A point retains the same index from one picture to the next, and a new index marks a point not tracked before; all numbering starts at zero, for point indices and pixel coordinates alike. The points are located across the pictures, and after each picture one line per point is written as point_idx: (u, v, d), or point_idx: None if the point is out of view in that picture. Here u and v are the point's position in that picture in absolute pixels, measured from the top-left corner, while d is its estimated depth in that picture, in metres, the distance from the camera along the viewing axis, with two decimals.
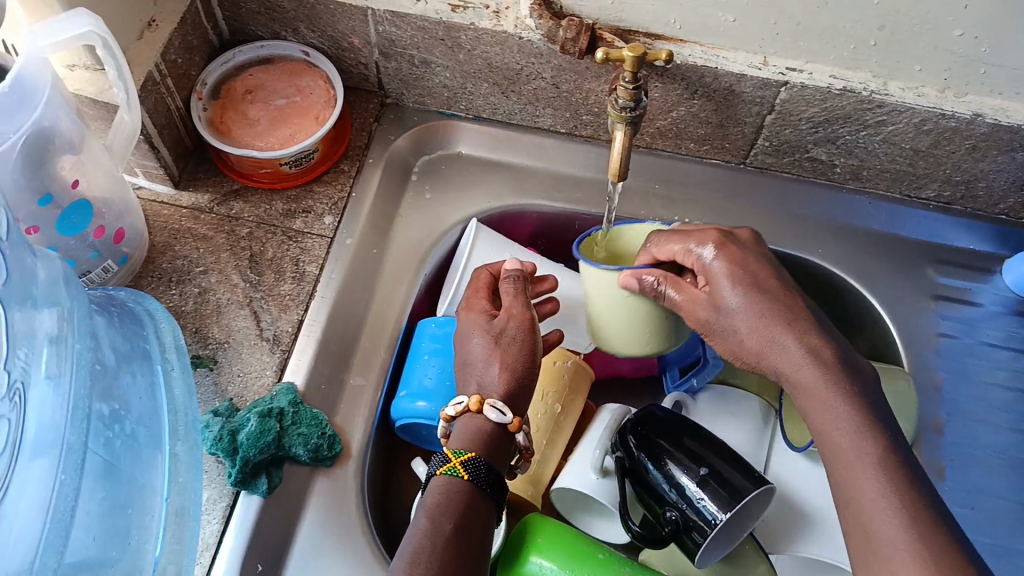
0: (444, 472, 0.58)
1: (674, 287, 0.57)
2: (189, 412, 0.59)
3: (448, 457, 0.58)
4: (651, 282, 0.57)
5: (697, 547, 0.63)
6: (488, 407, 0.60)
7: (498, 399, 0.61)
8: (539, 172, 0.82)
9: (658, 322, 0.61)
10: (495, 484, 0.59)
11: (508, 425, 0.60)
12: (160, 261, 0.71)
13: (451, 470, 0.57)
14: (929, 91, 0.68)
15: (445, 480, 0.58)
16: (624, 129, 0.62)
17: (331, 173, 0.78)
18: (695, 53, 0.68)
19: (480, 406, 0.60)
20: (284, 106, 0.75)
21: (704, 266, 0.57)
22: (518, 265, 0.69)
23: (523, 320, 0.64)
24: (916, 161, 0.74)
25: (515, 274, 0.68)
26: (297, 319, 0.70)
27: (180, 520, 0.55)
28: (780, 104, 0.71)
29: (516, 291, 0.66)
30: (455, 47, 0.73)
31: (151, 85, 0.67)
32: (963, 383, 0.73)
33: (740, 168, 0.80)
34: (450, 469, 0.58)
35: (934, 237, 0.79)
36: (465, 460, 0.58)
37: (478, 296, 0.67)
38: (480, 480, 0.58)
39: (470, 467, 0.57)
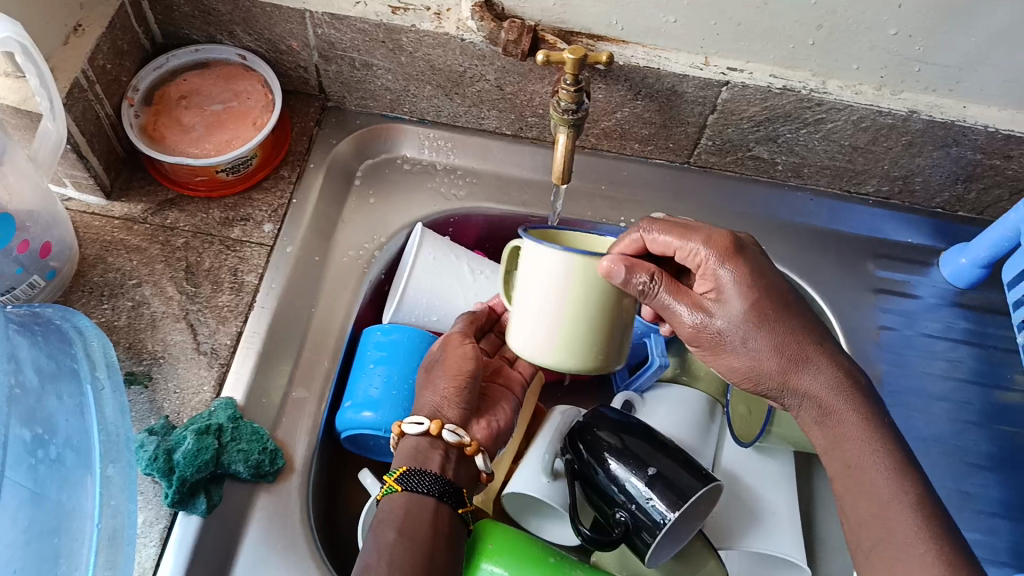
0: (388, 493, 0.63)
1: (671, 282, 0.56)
2: (121, 430, 0.57)
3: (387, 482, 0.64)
4: (640, 283, 0.54)
5: (647, 547, 0.63)
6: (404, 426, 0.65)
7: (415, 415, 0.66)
8: (486, 175, 0.81)
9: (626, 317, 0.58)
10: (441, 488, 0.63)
11: (430, 431, 0.64)
12: (90, 274, 0.69)
13: (389, 488, 0.63)
14: (866, 89, 0.69)
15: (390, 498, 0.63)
16: (567, 132, 0.62)
17: (270, 179, 0.76)
18: (637, 54, 0.68)
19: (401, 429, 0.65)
20: (220, 110, 0.73)
21: (712, 273, 0.57)
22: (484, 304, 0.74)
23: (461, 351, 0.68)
24: (854, 157, 0.75)
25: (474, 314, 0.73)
26: (235, 331, 0.68)
27: (113, 544, 0.53)
28: (723, 103, 0.71)
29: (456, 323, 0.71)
30: (396, 49, 0.72)
31: (77, 93, 0.65)
32: (904, 375, 0.75)
33: (684, 167, 0.81)
34: (387, 488, 0.63)
35: (874, 232, 0.80)
36: (397, 475, 0.63)
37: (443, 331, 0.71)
38: (417, 486, 0.62)
39: (400, 478, 0.63)
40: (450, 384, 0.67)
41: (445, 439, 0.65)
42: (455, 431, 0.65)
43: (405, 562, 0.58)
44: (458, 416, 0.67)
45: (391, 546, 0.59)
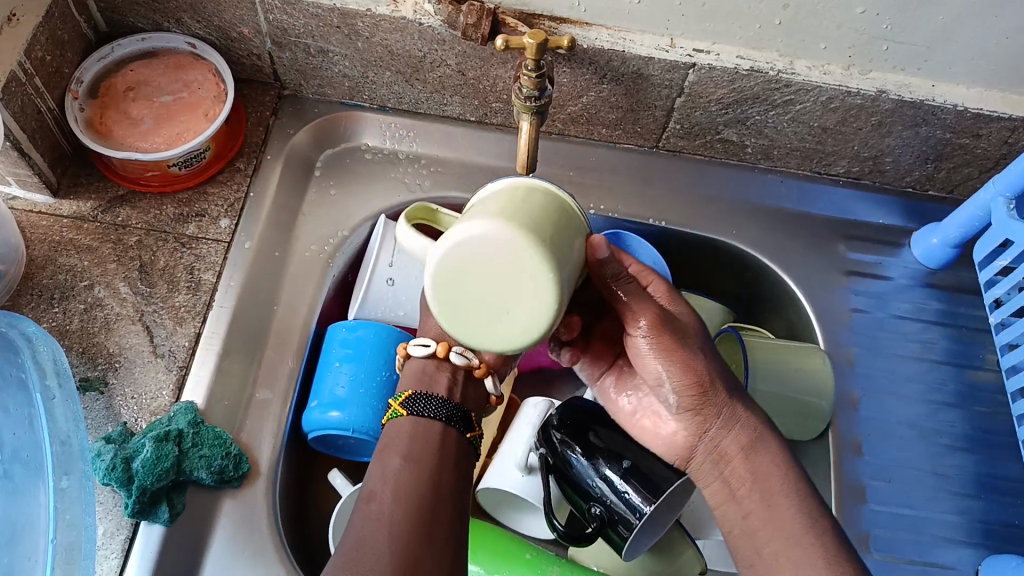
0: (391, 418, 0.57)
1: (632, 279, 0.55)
2: (75, 439, 0.54)
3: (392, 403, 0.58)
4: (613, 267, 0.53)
5: (623, 540, 0.63)
6: (409, 346, 0.59)
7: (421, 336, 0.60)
8: (451, 163, 0.79)
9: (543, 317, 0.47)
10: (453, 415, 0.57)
11: (437, 354, 0.58)
12: (39, 276, 0.66)
13: (393, 414, 0.57)
14: (835, 69, 0.68)
15: (394, 425, 0.57)
16: (529, 119, 0.60)
17: (226, 173, 0.73)
18: (601, 36, 0.66)
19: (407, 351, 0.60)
20: (170, 102, 0.70)
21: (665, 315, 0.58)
22: None
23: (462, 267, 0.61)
24: (824, 139, 0.74)
25: None
26: (194, 332, 0.66)
27: (70, 557, 0.50)
28: (689, 86, 0.69)
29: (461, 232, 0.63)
30: (352, 35, 0.69)
31: (15, 86, 0.61)
32: (877, 357, 0.74)
33: (653, 151, 0.79)
34: (392, 414, 0.57)
35: (844, 213, 0.80)
36: (402, 400, 0.57)
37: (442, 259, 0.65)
38: (423, 410, 0.56)
39: (405, 403, 0.57)
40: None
41: (452, 361, 0.58)
42: (464, 353, 0.58)
43: (411, 494, 0.52)
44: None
45: (396, 472, 0.53)
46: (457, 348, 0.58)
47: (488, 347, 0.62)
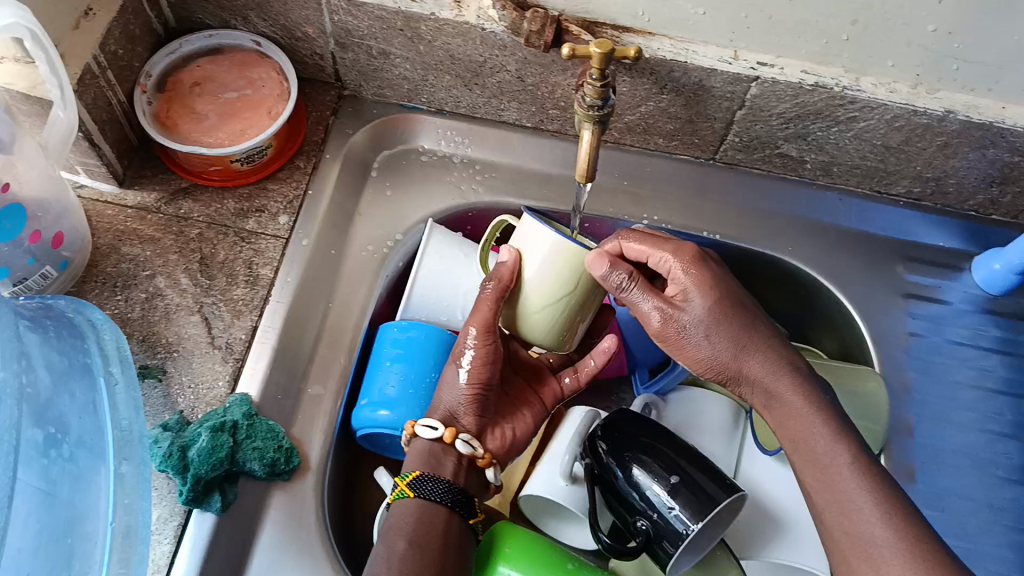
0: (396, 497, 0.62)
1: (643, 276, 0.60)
2: (134, 427, 0.55)
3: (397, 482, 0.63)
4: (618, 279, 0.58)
5: (669, 556, 0.62)
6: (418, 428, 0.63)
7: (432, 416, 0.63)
8: (504, 168, 0.79)
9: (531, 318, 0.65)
10: (456, 500, 0.63)
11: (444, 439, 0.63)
12: (103, 265, 0.67)
13: (399, 494, 0.62)
14: (901, 87, 0.66)
15: (398, 504, 0.62)
16: (591, 128, 0.60)
17: (286, 170, 0.74)
18: (664, 47, 0.66)
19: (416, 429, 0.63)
20: (235, 99, 0.72)
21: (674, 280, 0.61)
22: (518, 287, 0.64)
23: (483, 353, 0.64)
24: (886, 157, 0.73)
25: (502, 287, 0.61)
26: (250, 326, 0.67)
27: (128, 541, 0.51)
28: (751, 99, 0.69)
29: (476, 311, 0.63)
30: (414, 38, 0.70)
31: (89, 79, 0.63)
32: (932, 382, 0.73)
33: (709, 164, 0.79)
34: (399, 494, 0.62)
35: (903, 234, 0.78)
36: (411, 482, 0.62)
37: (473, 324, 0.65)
38: (430, 493, 0.62)
39: (414, 486, 0.62)
40: (468, 390, 0.65)
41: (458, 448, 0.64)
42: (469, 443, 0.64)
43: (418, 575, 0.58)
44: (474, 421, 0.65)
45: (402, 555, 0.58)
46: (463, 438, 0.63)
47: (493, 438, 0.67)
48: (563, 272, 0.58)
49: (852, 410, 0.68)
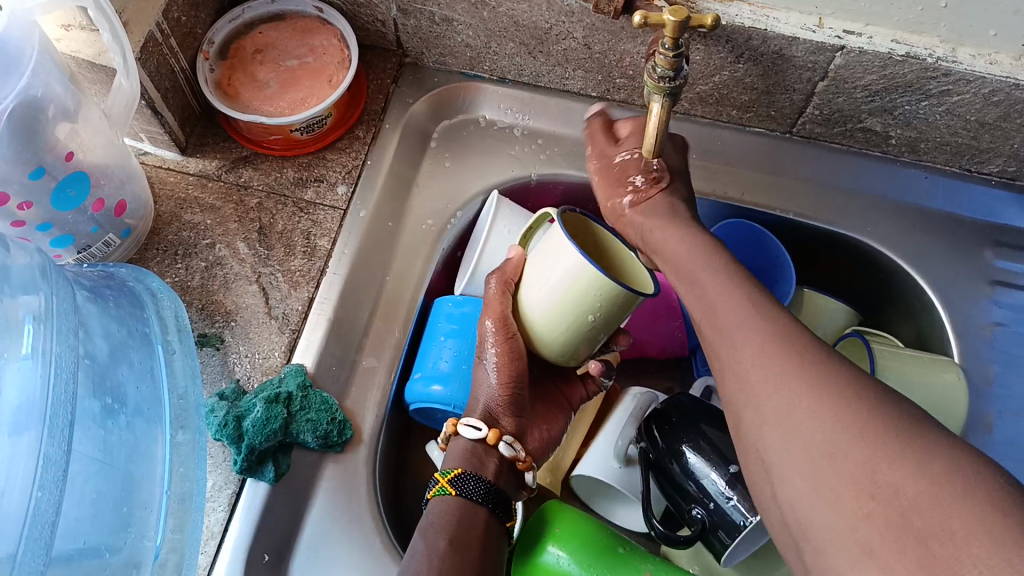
0: (435, 493, 0.57)
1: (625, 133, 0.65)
2: (191, 395, 0.56)
3: (436, 478, 0.58)
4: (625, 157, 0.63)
5: (724, 547, 0.60)
6: (461, 425, 0.60)
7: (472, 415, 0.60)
8: (567, 139, 0.77)
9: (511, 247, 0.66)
10: (497, 500, 0.57)
11: (487, 440, 0.59)
12: (165, 232, 0.68)
13: (440, 490, 0.57)
14: (1003, 59, 0.61)
15: (437, 501, 0.57)
16: (661, 101, 0.56)
17: (345, 139, 0.73)
18: (742, 13, 0.61)
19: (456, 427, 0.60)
20: (295, 66, 0.71)
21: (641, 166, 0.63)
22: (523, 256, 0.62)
23: (508, 349, 0.60)
24: (981, 134, 0.68)
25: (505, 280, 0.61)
26: (307, 297, 0.66)
27: (183, 507, 0.53)
28: (834, 70, 0.64)
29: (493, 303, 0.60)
30: (478, 4, 0.67)
31: (152, 47, 0.63)
32: (1017, 377, 0.68)
33: (785, 137, 0.74)
34: (439, 490, 0.57)
35: (993, 216, 0.73)
36: (452, 478, 0.57)
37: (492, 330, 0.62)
38: (471, 492, 0.56)
39: (457, 484, 0.56)
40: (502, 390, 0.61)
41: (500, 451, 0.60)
42: (512, 444, 0.60)
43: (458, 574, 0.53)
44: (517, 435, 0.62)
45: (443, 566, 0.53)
46: (505, 440, 0.60)
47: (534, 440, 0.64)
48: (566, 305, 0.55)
49: (927, 405, 0.64)
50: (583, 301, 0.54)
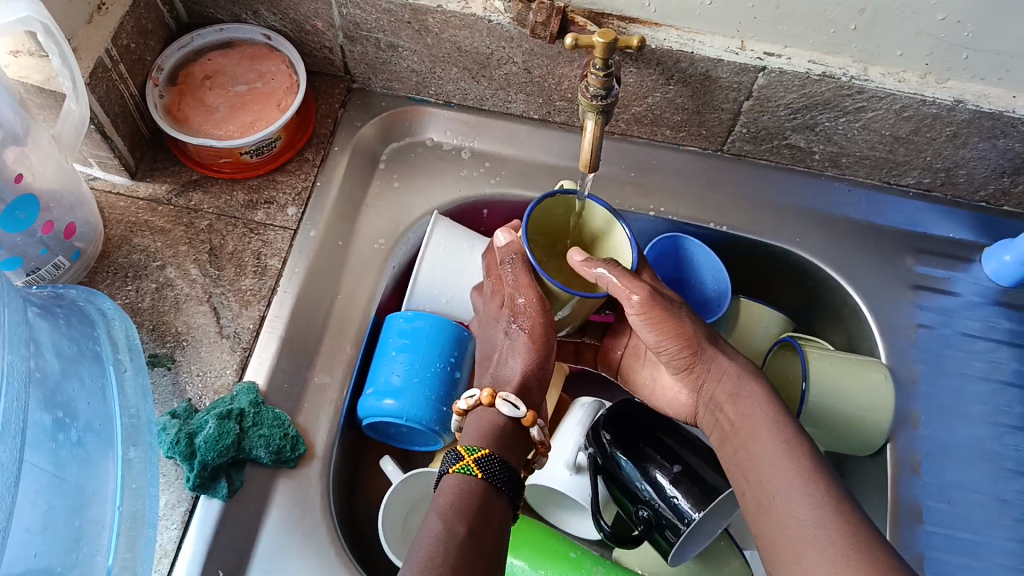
0: (457, 470, 0.54)
1: (648, 312, 0.58)
2: (142, 414, 0.57)
3: (460, 454, 0.54)
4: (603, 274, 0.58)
5: (670, 545, 0.62)
6: (499, 400, 0.58)
7: (511, 393, 0.58)
8: (512, 160, 0.80)
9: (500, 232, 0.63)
10: (512, 483, 0.54)
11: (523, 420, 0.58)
12: (115, 255, 0.68)
13: (464, 468, 0.53)
14: (910, 77, 0.66)
15: (457, 479, 0.53)
16: (595, 118, 0.60)
17: (295, 162, 0.75)
18: (670, 37, 0.65)
19: (492, 400, 0.58)
20: (245, 92, 0.73)
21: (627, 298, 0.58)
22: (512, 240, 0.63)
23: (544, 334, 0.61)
24: (896, 148, 0.72)
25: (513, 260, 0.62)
26: (259, 315, 0.68)
27: (134, 526, 0.53)
28: (758, 90, 0.68)
29: (514, 274, 0.61)
30: (422, 31, 0.70)
31: (101, 73, 0.64)
32: (940, 374, 0.72)
33: (717, 155, 0.78)
34: (463, 466, 0.53)
35: (913, 225, 0.78)
36: (477, 457, 0.53)
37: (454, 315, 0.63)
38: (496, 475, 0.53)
39: (483, 465, 0.53)
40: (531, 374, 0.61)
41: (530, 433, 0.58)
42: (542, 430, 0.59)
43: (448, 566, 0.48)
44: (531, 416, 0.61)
45: None
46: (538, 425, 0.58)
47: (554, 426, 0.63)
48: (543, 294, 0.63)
49: (856, 404, 0.68)
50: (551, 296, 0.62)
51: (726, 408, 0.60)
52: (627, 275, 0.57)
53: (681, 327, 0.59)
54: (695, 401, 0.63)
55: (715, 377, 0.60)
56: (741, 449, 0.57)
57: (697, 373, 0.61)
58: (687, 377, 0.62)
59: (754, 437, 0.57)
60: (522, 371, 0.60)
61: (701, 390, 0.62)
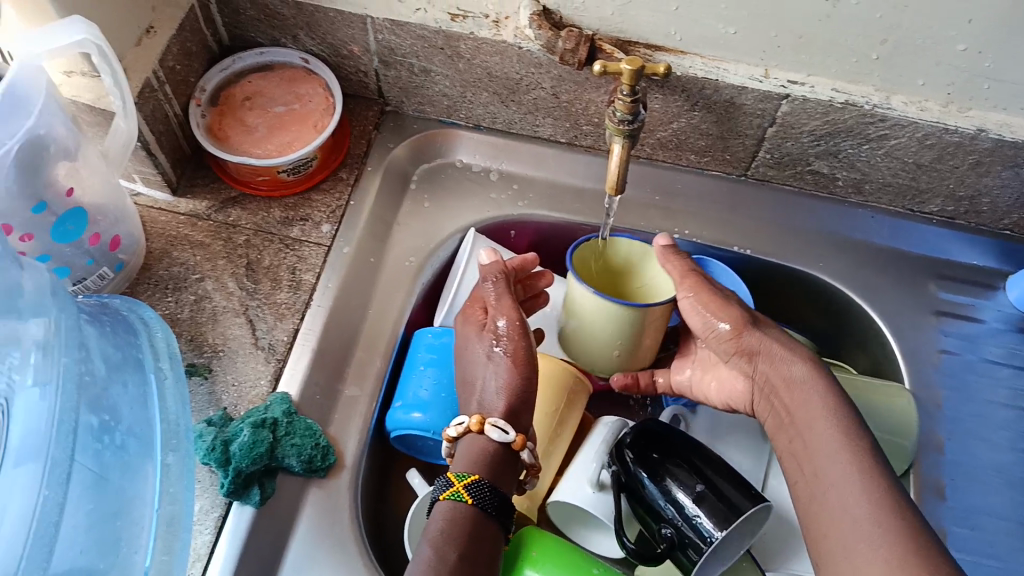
0: (448, 497, 0.56)
1: (701, 297, 0.64)
2: (181, 421, 0.59)
3: (450, 481, 0.57)
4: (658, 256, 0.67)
5: (693, 564, 0.63)
6: (488, 427, 0.59)
7: (499, 418, 0.60)
8: (539, 182, 0.82)
9: (483, 252, 0.70)
10: (500, 507, 0.57)
11: (513, 445, 0.59)
12: (156, 268, 0.71)
13: (455, 495, 0.56)
14: (932, 106, 0.67)
15: (449, 505, 0.56)
16: (621, 142, 0.62)
17: (330, 181, 0.78)
18: (695, 65, 0.67)
19: (481, 426, 0.59)
20: (283, 113, 0.75)
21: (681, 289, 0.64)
22: (496, 261, 0.69)
23: (517, 347, 0.63)
24: (918, 175, 0.74)
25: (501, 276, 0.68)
26: (292, 328, 0.70)
27: (171, 530, 0.54)
28: (782, 116, 0.70)
29: (499, 295, 0.66)
30: (454, 56, 0.73)
31: (148, 93, 0.67)
32: (964, 400, 0.73)
33: (741, 180, 0.80)
34: (453, 494, 0.56)
35: (936, 252, 0.79)
36: (468, 484, 0.56)
37: (471, 326, 0.65)
38: (484, 503, 0.56)
39: (473, 491, 0.56)
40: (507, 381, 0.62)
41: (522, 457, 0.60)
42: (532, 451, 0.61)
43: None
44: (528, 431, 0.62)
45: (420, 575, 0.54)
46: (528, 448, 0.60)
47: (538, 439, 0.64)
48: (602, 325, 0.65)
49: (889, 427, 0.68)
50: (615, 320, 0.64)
51: (781, 394, 0.62)
52: (686, 268, 0.65)
53: (732, 309, 0.64)
54: (751, 389, 0.66)
55: (768, 359, 0.63)
56: (793, 452, 0.59)
57: (752, 358, 0.64)
58: (743, 364, 0.65)
59: (811, 427, 0.58)
60: (506, 393, 0.61)
61: (758, 374, 0.64)
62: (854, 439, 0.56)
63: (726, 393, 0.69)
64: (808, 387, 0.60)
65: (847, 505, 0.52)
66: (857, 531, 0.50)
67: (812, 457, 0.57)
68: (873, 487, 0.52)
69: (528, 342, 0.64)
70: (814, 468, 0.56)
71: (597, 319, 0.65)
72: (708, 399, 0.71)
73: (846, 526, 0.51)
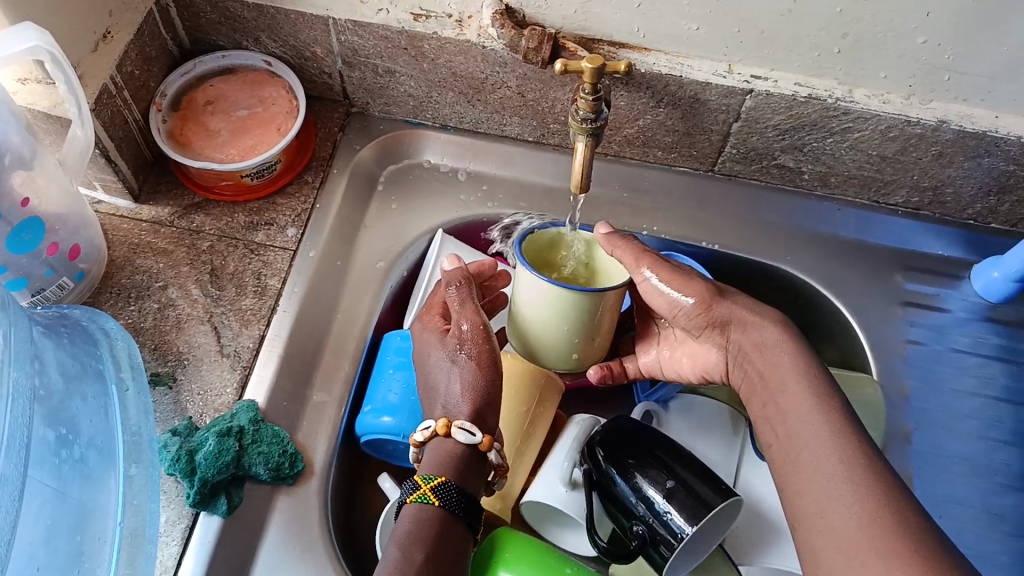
0: (415, 499, 0.56)
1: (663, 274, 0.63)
2: (143, 431, 0.58)
3: (418, 483, 0.56)
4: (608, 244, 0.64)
5: (664, 560, 0.63)
6: (455, 429, 0.58)
7: (465, 420, 0.59)
8: (508, 181, 0.81)
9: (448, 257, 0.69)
10: (469, 507, 0.57)
11: (479, 446, 0.59)
12: (118, 276, 0.70)
13: (422, 497, 0.56)
14: (895, 98, 0.67)
15: (417, 507, 0.56)
16: (585, 140, 0.61)
17: (295, 185, 0.77)
18: (659, 61, 0.67)
19: (447, 429, 0.59)
20: (246, 116, 0.74)
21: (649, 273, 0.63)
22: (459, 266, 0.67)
23: (483, 350, 0.62)
24: (882, 167, 0.74)
25: (460, 279, 0.66)
26: (258, 334, 0.69)
27: (135, 542, 0.53)
28: (746, 112, 0.70)
29: (461, 301, 0.65)
30: (418, 57, 0.72)
31: (105, 99, 0.66)
32: (932, 390, 0.73)
33: (708, 175, 0.80)
34: (419, 496, 0.56)
35: (903, 243, 0.79)
36: (434, 485, 0.56)
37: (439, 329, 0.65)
38: (451, 505, 0.56)
39: (440, 493, 0.56)
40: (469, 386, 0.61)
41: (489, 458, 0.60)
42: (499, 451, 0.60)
43: None
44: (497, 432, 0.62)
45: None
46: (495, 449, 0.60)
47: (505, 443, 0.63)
48: (563, 319, 0.63)
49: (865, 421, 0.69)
50: (576, 309, 0.61)
51: (753, 359, 0.61)
52: (637, 250, 0.63)
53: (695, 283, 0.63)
54: (725, 358, 0.64)
55: (740, 327, 0.62)
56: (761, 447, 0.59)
57: (724, 328, 0.63)
58: (715, 335, 0.64)
59: (775, 399, 0.58)
60: (469, 395, 0.61)
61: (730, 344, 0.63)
62: (808, 406, 0.56)
63: (701, 365, 0.67)
64: (780, 356, 0.60)
65: (821, 467, 0.52)
66: (831, 496, 0.51)
67: (786, 418, 0.57)
68: (827, 454, 0.52)
69: (492, 344, 0.63)
70: (786, 429, 0.56)
71: (560, 316, 0.62)
72: (681, 374, 0.70)
73: (817, 491, 0.51)
